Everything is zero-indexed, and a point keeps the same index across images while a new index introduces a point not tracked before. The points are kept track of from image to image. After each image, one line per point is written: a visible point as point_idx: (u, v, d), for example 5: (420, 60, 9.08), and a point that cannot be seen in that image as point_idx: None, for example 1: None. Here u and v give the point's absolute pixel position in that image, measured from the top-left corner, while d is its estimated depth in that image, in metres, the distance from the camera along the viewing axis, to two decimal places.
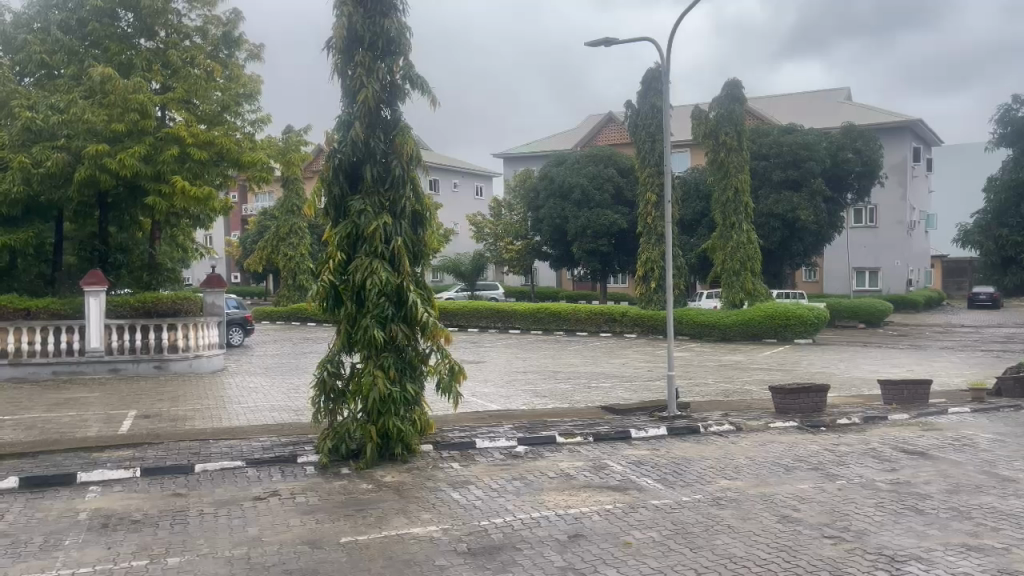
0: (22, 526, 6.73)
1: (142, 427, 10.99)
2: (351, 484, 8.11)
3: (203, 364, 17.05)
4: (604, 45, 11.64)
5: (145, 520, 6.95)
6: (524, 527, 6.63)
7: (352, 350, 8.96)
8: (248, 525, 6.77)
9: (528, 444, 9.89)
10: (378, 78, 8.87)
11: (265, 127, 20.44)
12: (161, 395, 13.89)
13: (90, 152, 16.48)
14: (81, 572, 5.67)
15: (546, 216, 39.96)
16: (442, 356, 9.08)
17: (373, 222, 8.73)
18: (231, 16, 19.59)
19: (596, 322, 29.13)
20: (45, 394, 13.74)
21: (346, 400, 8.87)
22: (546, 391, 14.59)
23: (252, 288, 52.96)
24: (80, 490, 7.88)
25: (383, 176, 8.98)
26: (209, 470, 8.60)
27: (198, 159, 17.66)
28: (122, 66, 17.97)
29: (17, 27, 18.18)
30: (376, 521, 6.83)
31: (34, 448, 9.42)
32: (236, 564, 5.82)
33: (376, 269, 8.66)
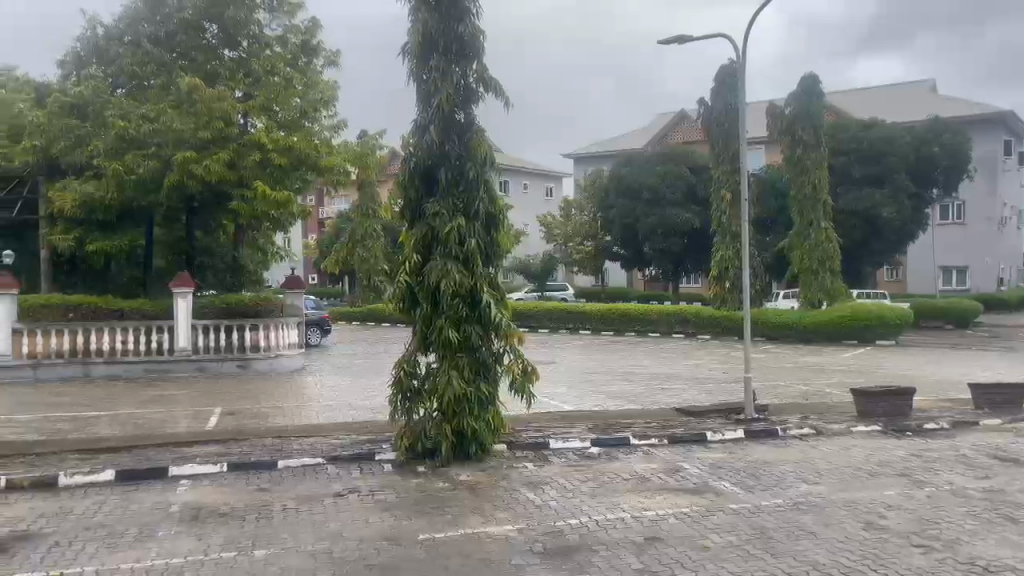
0: (118, 518, 7.07)
1: (227, 424, 11.37)
2: (429, 482, 8.24)
3: (284, 363, 17.59)
4: (679, 43, 11.46)
5: (231, 513, 7.21)
6: (601, 528, 6.63)
7: (428, 350, 9.09)
8: (329, 520, 6.96)
9: (603, 445, 9.87)
10: (454, 81, 8.98)
11: (343, 131, 20.97)
12: (244, 393, 14.38)
13: (180, 159, 17.22)
14: (176, 562, 5.93)
15: (617, 215, 39.67)
16: (517, 356, 9.13)
17: (448, 224, 8.83)
18: (310, 24, 20.16)
19: (669, 323, 28.75)
20: (139, 392, 14.37)
21: (423, 399, 9.00)
22: (620, 393, 14.50)
23: (329, 289, 54.25)
24: (172, 484, 8.24)
25: (458, 179, 9.08)
26: (292, 466, 8.86)
27: (279, 165, 18.25)
28: (208, 76, 18.67)
29: (111, 41, 19.07)
30: (454, 519, 6.92)
31: (127, 444, 9.84)
32: (320, 558, 5.98)
33: (451, 271, 8.76)
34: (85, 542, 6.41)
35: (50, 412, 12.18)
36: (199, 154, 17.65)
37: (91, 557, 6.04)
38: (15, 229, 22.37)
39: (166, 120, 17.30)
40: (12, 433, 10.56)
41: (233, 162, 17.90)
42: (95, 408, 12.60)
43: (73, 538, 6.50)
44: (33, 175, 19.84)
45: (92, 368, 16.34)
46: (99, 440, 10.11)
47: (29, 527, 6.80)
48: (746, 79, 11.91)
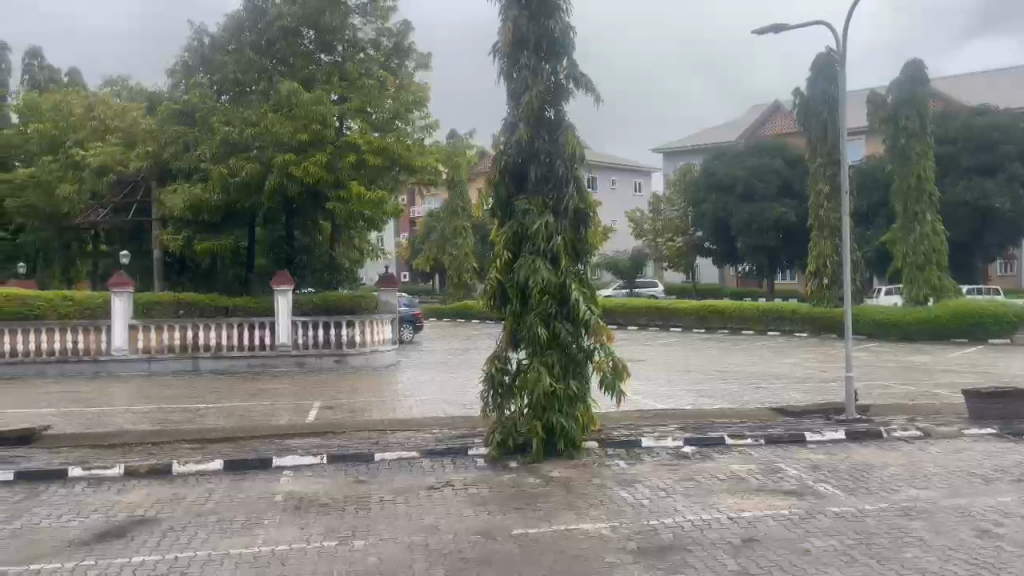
0: (227, 505, 7.41)
1: (326, 418, 11.75)
2: (521, 477, 8.29)
3: (378, 358, 18.05)
4: (775, 34, 11.16)
5: (331, 504, 7.45)
6: (696, 528, 6.53)
7: (519, 347, 9.13)
8: (424, 513, 7.10)
9: (697, 444, 9.70)
10: (543, 78, 8.99)
11: (434, 131, 21.35)
12: (341, 387, 14.81)
13: (280, 162, 17.94)
14: (281, 549, 6.17)
15: (707, 211, 38.93)
16: (607, 353, 9.06)
17: (537, 221, 8.85)
18: (402, 27, 20.59)
19: (764, 320, 27.95)
20: (243, 386, 15.00)
21: (513, 394, 9.05)
22: (713, 391, 14.23)
23: (420, 287, 55.34)
24: (276, 474, 8.57)
25: (548, 176, 9.08)
26: (388, 459, 9.07)
27: (373, 165, 18.74)
28: (306, 80, 19.30)
29: (215, 50, 19.92)
30: (546, 515, 6.95)
31: (233, 435, 10.30)
32: (416, 550, 6.12)
33: (540, 268, 8.78)
34: (197, 528, 6.73)
35: (163, 404, 12.85)
36: (299, 157, 18.31)
37: (202, 543, 6.34)
38: (130, 231, 23.73)
39: (267, 125, 18.03)
40: (131, 423, 11.22)
41: (329, 164, 18.44)
42: (204, 400, 13.24)
43: (186, 524, 6.84)
44: (147, 179, 20.97)
45: (200, 362, 17.16)
46: (208, 430, 10.63)
47: (146, 512, 7.19)
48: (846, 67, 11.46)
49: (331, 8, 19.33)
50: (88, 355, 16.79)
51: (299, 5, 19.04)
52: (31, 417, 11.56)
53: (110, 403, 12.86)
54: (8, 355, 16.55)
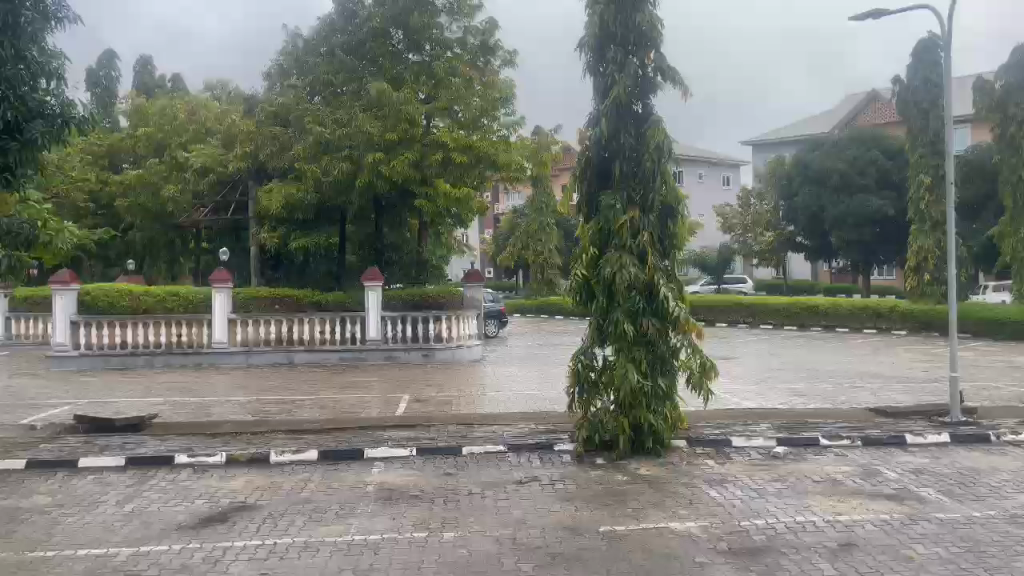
0: (321, 494, 7.64)
1: (415, 411, 11.97)
2: (608, 475, 8.25)
3: (464, 353, 18.28)
4: (875, 19, 10.75)
5: (421, 495, 7.58)
6: (790, 531, 6.35)
7: (605, 343, 9.07)
8: (513, 507, 7.15)
9: (789, 445, 9.43)
10: (630, 72, 8.88)
11: (521, 128, 21.48)
12: (429, 381, 15.06)
13: (370, 160, 18.34)
14: (373, 538, 6.34)
15: (800, 204, 37.75)
16: (694, 350, 8.90)
17: (622, 216, 8.78)
18: (488, 24, 20.76)
19: (860, 318, 26.92)
20: (335, 379, 15.39)
21: (600, 391, 8.98)
22: (807, 390, 13.81)
23: (505, 283, 55.74)
24: (367, 465, 8.79)
25: (635, 170, 9.00)
26: (475, 453, 9.17)
27: (460, 163, 18.98)
28: (395, 79, 19.68)
29: (309, 53, 20.55)
30: (634, 513, 6.90)
31: (327, 426, 10.61)
32: (505, 543, 6.18)
33: (626, 263, 8.70)
34: (295, 515, 6.98)
35: (261, 395, 13.37)
36: (387, 155, 18.70)
37: (299, 530, 6.56)
38: (229, 229, 24.77)
39: (357, 124, 18.47)
40: (231, 413, 11.70)
41: (417, 162, 18.78)
42: (299, 393, 13.69)
43: (285, 511, 7.10)
44: (245, 179, 21.88)
45: (294, 355, 17.72)
46: (303, 421, 10.98)
47: (246, 499, 7.50)
48: (952, 52, 10.91)
49: (419, 8, 19.70)
50: (192, 348, 17.62)
51: (388, 6, 19.60)
52: (141, 406, 12.20)
53: (211, 394, 13.45)
54: (118, 346, 17.52)
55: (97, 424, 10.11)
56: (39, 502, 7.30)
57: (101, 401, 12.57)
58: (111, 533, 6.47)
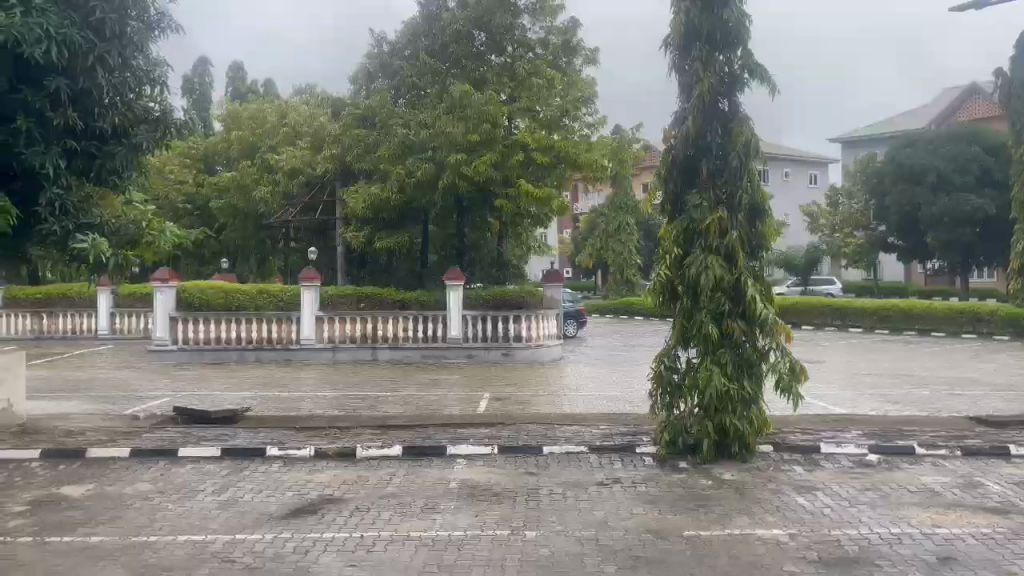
0: (407, 489, 7.79)
1: (496, 409, 12.08)
2: (691, 478, 8.14)
3: (544, 353, 18.34)
4: (976, 11, 10.37)
5: (503, 494, 7.64)
6: (884, 543, 6.12)
7: (689, 345, 8.90)
8: (594, 508, 7.12)
9: (882, 453, 9.10)
10: (716, 70, 8.72)
11: (602, 128, 21.40)
12: (509, 380, 15.16)
13: (452, 162, 18.47)
14: (457, 534, 6.41)
15: (893, 203, 36.28)
16: (783, 354, 8.67)
17: (708, 216, 8.63)
18: (569, 24, 20.71)
19: (957, 322, 25.72)
20: (417, 376, 15.68)
21: (683, 393, 8.84)
22: (900, 397, 13.28)
23: (583, 283, 55.62)
24: (450, 462, 8.92)
25: (721, 169, 8.83)
26: (556, 453, 9.18)
27: (541, 163, 19.05)
28: (477, 80, 19.88)
29: (394, 57, 20.97)
30: (719, 518, 6.78)
31: (411, 422, 10.81)
32: (587, 544, 6.16)
33: (711, 264, 8.54)
34: (381, 509, 7.13)
35: (346, 391, 13.72)
36: (470, 156, 18.83)
37: (385, 523, 6.70)
38: (316, 229, 25.55)
39: (440, 126, 18.74)
40: (319, 408, 12.05)
41: (499, 163, 18.92)
42: (383, 389, 13.99)
43: (371, 505, 7.27)
44: (332, 180, 22.51)
45: (378, 352, 18.15)
46: (388, 417, 11.21)
47: (334, 492, 7.70)
48: None
49: (501, 9, 19.90)
50: (281, 343, 18.24)
51: (471, 8, 19.93)
52: (235, 399, 12.69)
53: (300, 389, 13.89)
54: (212, 342, 18.23)
55: (195, 416, 10.56)
56: (142, 490, 7.67)
57: (198, 393, 13.14)
58: (207, 521, 6.75)
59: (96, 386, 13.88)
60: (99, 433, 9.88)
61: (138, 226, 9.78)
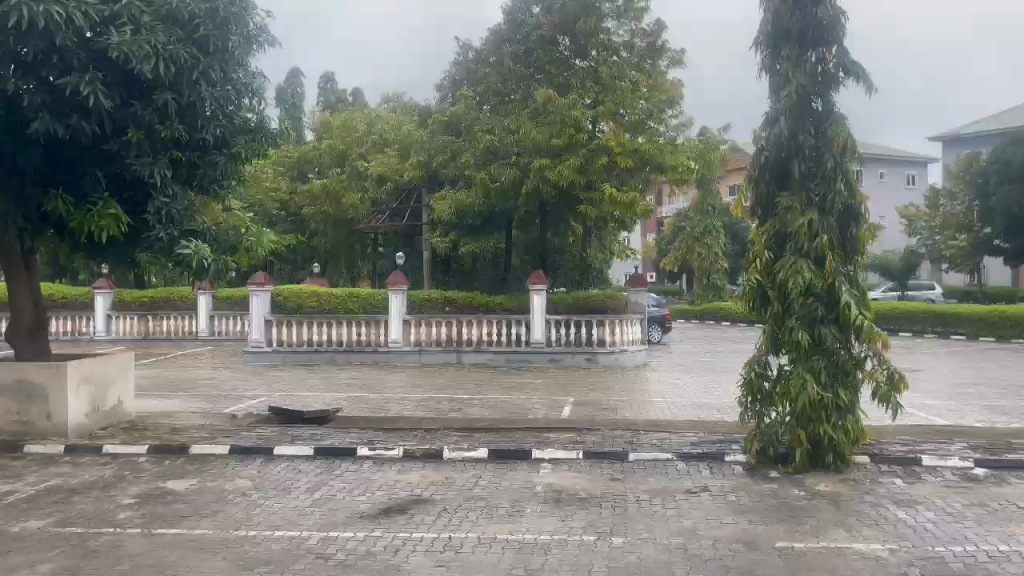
0: (493, 492, 7.86)
1: (581, 414, 12.05)
2: (784, 489, 7.92)
3: (628, 358, 18.19)
4: None
5: (589, 499, 7.62)
6: (992, 561, 5.82)
7: (780, 351, 8.66)
8: (682, 517, 7.01)
9: (989, 467, 8.64)
10: (808, 69, 8.46)
11: (688, 130, 21.10)
12: (593, 385, 15.10)
13: (536, 166, 18.62)
14: (544, 538, 6.43)
15: (999, 204, 34.49)
16: (880, 362, 8.37)
17: (799, 218, 8.38)
18: (655, 26, 20.55)
19: None
20: (502, 379, 15.80)
21: (774, 402, 8.61)
22: (1008, 408, 12.59)
23: (668, 288, 54.99)
24: (535, 466, 8.95)
25: (814, 170, 8.54)
26: (643, 459, 9.10)
27: (626, 167, 18.91)
28: (562, 86, 19.92)
29: (478, 64, 21.27)
30: (813, 530, 6.58)
31: (495, 425, 10.88)
32: (675, 552, 6.08)
33: (802, 268, 8.29)
34: (468, 511, 7.21)
35: (433, 393, 13.94)
36: (554, 161, 18.88)
37: (472, 525, 6.77)
38: (403, 235, 26.08)
39: (524, 132, 18.85)
40: (406, 409, 12.25)
41: (583, 167, 18.88)
42: (468, 392, 14.16)
43: (458, 506, 7.36)
44: (418, 186, 22.95)
45: (463, 354, 18.38)
46: (473, 420, 11.32)
47: (422, 492, 7.84)
48: None
49: (586, 12, 19.74)
50: (370, 346, 18.68)
51: (557, 12, 19.90)
52: (325, 400, 13.05)
53: (388, 390, 14.18)
54: (305, 343, 18.84)
55: (289, 416, 10.92)
56: (241, 486, 7.98)
57: (291, 394, 13.59)
58: (302, 517, 6.97)
59: (197, 385, 14.53)
60: (201, 431, 10.33)
61: (237, 233, 10.26)
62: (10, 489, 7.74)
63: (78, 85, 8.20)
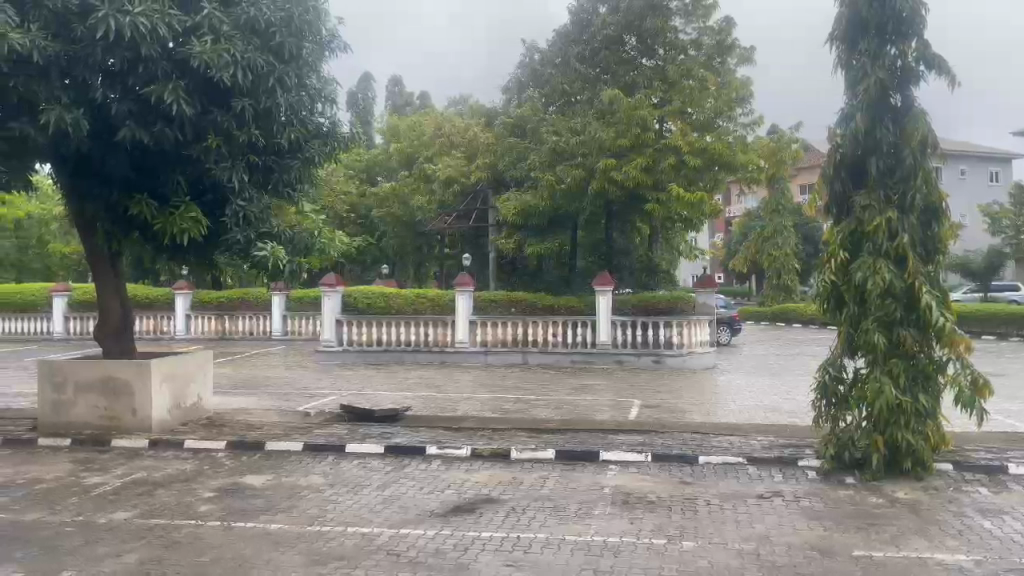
0: (561, 493, 7.86)
1: (649, 416, 11.96)
2: (860, 495, 7.69)
3: (696, 360, 17.84)
4: None
5: (658, 502, 7.55)
6: None
7: (857, 354, 8.41)
8: (755, 522, 6.89)
9: None
10: (886, 63, 8.20)
11: (758, 128, 20.67)
12: (661, 387, 14.95)
13: (602, 167, 18.49)
14: (612, 540, 6.39)
15: None
16: (964, 366, 8.05)
17: (877, 217, 8.14)
18: (724, 24, 20.21)
19: None
20: (569, 380, 15.78)
21: (850, 406, 8.35)
22: None
23: (738, 289, 54.09)
24: (603, 467, 8.91)
25: (893, 168, 8.28)
26: (713, 463, 8.97)
27: (694, 167, 18.60)
28: (628, 86, 19.76)
29: (545, 66, 21.34)
30: (892, 538, 6.38)
31: (563, 426, 10.88)
32: (747, 558, 5.97)
33: (879, 268, 8.06)
34: (536, 511, 7.22)
35: (500, 393, 14.02)
36: (620, 161, 18.72)
37: (540, 525, 6.79)
38: (469, 237, 26.31)
39: (590, 132, 18.77)
40: (474, 409, 12.35)
41: (649, 167, 18.66)
42: (536, 392, 14.19)
43: (527, 506, 7.38)
44: (485, 188, 23.12)
45: (529, 355, 18.42)
46: (540, 421, 11.35)
47: (490, 492, 7.89)
48: None
49: (653, 11, 19.58)
50: (437, 346, 18.89)
51: (623, 12, 19.82)
52: (395, 399, 13.28)
53: (456, 390, 14.33)
54: (375, 343, 19.18)
55: (360, 414, 11.14)
56: (315, 482, 8.18)
57: (362, 393, 13.85)
58: (373, 514, 7.09)
59: (271, 383, 14.95)
60: (275, 428, 10.62)
61: (311, 236, 10.52)
62: (99, 481, 8.11)
63: (162, 93, 8.53)
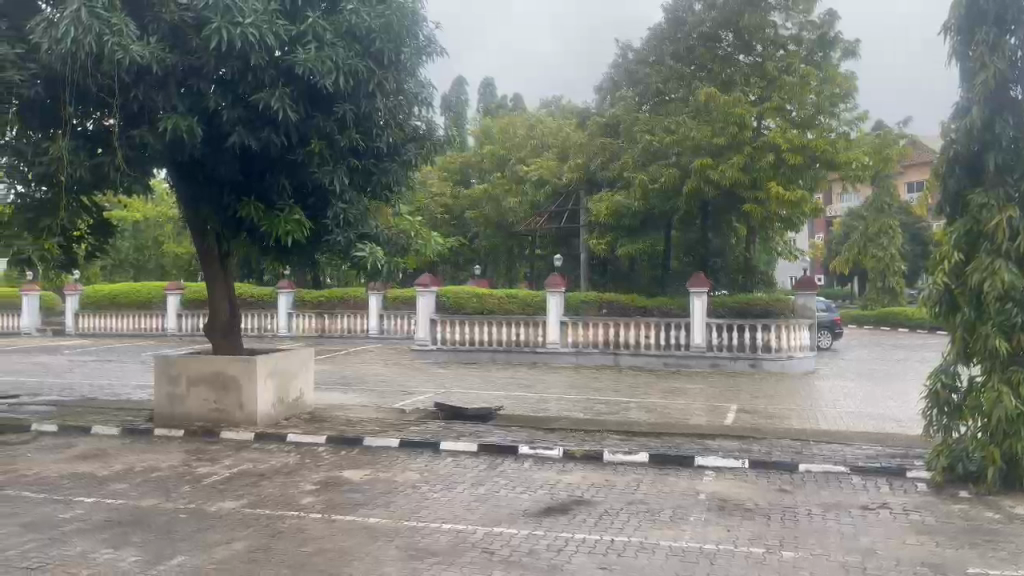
0: (655, 497, 7.76)
1: (744, 421, 11.66)
2: (975, 510, 7.28)
3: (795, 364, 17.39)
4: None
5: (756, 509, 7.36)
6: None
7: (972, 361, 7.97)
8: (860, 534, 6.62)
9: None
10: (1006, 53, 7.71)
11: (863, 124, 19.85)
12: (757, 392, 14.58)
13: (697, 167, 18.16)
14: (708, 547, 6.27)
15: None
16: None
17: (996, 215, 7.67)
18: (827, 18, 19.49)
19: None
20: (662, 383, 15.58)
21: (963, 415, 7.92)
22: None
23: (839, 291, 52.22)
24: (698, 473, 8.74)
25: (1012, 163, 7.81)
26: (813, 471, 8.67)
27: (794, 165, 18.04)
28: (725, 83, 19.34)
29: (639, 64, 21.12)
30: (1012, 557, 6.01)
31: (656, 430, 10.73)
32: (852, 571, 5.75)
33: (998, 270, 7.60)
34: (629, 515, 7.15)
35: (592, 395, 13.96)
36: (717, 161, 18.32)
37: (635, 529, 6.72)
38: (561, 238, 26.34)
39: (684, 131, 18.49)
40: (566, 410, 12.33)
41: (746, 165, 18.18)
42: (627, 395, 14.05)
43: (620, 509, 7.32)
44: (577, 189, 23.10)
45: (620, 357, 18.26)
46: (633, 424, 11.23)
47: (583, 494, 7.85)
48: None
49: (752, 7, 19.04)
50: (529, 346, 18.99)
51: (720, 9, 19.39)
52: (488, 398, 13.40)
53: (548, 391, 14.35)
54: (467, 342, 19.41)
55: (454, 413, 11.30)
56: (411, 478, 8.34)
57: (454, 392, 14.04)
58: (468, 511, 7.19)
59: (368, 381, 15.35)
60: (372, 423, 10.89)
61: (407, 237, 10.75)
62: (210, 471, 8.51)
63: (269, 99, 8.89)
